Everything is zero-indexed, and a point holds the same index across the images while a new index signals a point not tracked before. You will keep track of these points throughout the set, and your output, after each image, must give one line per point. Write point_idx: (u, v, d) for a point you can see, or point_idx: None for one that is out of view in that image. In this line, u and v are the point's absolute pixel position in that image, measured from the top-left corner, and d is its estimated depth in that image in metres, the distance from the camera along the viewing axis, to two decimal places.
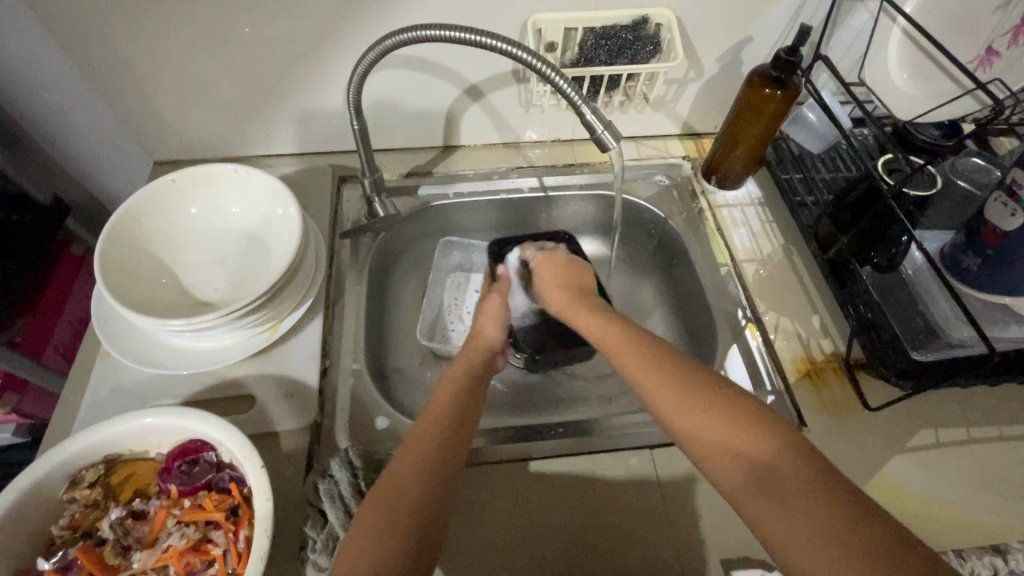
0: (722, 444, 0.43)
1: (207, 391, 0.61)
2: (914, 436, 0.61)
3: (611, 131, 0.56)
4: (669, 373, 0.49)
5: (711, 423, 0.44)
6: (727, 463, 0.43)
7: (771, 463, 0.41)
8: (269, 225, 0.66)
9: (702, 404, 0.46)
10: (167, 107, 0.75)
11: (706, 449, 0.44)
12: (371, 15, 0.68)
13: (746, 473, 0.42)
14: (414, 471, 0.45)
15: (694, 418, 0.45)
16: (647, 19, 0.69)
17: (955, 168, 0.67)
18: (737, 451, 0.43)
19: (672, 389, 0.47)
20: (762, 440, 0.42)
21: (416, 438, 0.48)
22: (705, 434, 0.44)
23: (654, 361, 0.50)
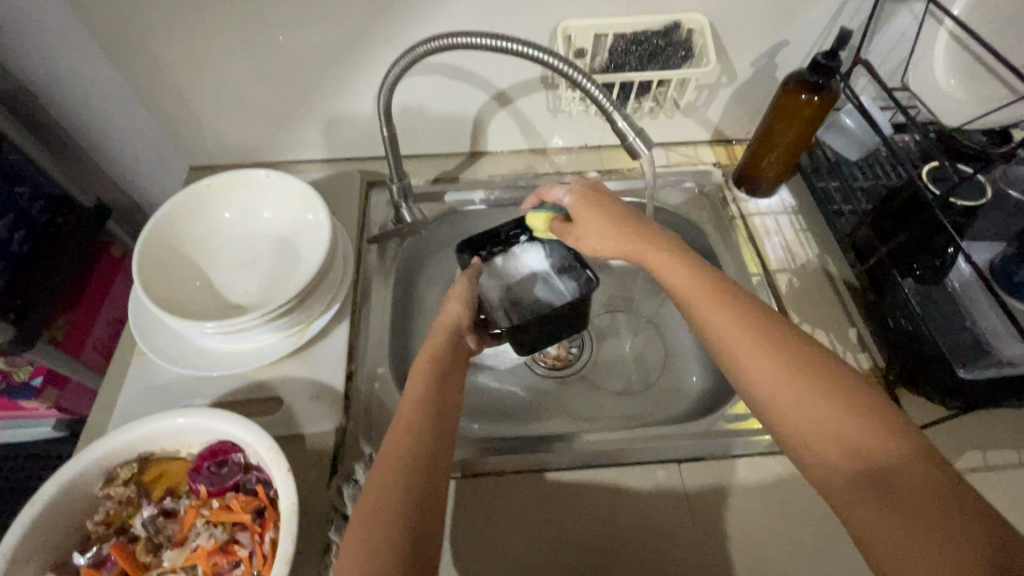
0: (815, 427, 0.40)
1: (235, 392, 0.62)
2: (959, 458, 0.58)
3: (643, 138, 0.55)
4: (764, 341, 0.45)
5: (808, 403, 0.41)
6: (821, 448, 0.40)
7: (870, 454, 0.38)
8: (299, 230, 0.67)
9: (792, 388, 0.42)
10: (204, 113, 0.78)
11: (799, 427, 0.41)
12: (401, 22, 0.68)
13: (838, 460, 0.39)
14: (406, 470, 0.43)
15: (786, 394, 0.42)
16: (679, 24, 0.68)
17: (1007, 177, 0.63)
18: (830, 438, 0.40)
19: (771, 364, 0.44)
20: (868, 430, 0.39)
21: (397, 433, 0.46)
22: (797, 413, 0.41)
23: (742, 326, 0.47)
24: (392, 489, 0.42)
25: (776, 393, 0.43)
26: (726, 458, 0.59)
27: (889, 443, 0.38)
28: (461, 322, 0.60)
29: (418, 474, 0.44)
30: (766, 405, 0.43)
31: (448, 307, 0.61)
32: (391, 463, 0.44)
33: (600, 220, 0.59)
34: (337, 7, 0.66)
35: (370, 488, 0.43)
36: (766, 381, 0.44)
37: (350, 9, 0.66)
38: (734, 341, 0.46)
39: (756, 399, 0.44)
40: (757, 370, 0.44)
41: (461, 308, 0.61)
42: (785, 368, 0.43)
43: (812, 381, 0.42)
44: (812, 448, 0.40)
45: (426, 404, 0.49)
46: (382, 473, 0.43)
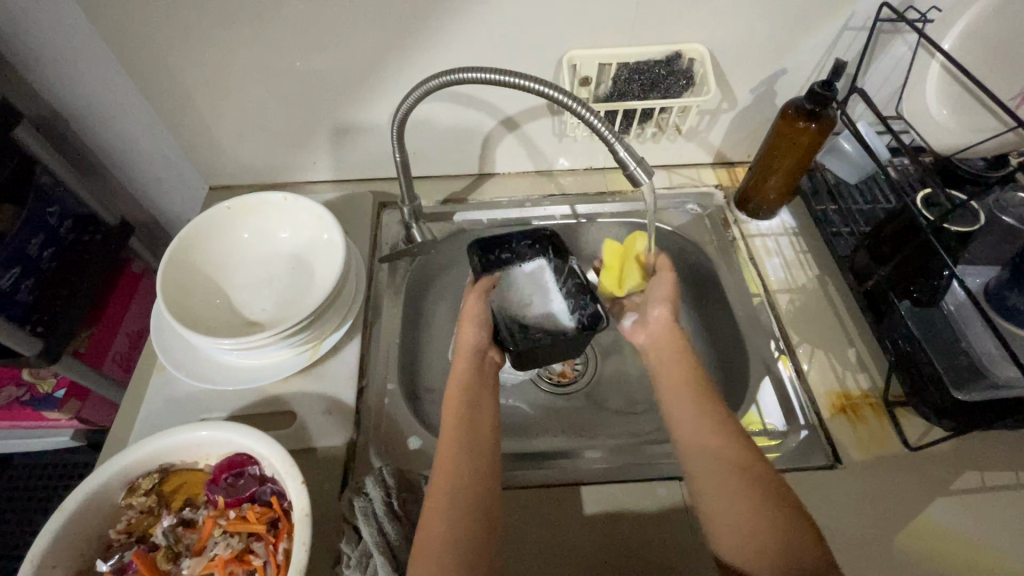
0: (738, 515, 0.48)
1: (251, 406, 0.64)
2: (958, 478, 0.59)
3: (644, 166, 0.57)
4: (716, 435, 0.53)
5: (738, 492, 0.49)
6: (738, 534, 0.47)
7: (779, 544, 0.45)
8: (314, 249, 0.70)
9: (731, 477, 0.50)
10: (225, 137, 0.81)
11: (722, 512, 0.49)
12: (414, 52, 0.72)
13: (752, 548, 0.46)
14: (465, 488, 0.49)
15: (722, 484, 0.50)
16: (679, 54, 0.71)
17: (999, 204, 0.64)
18: (749, 527, 0.47)
19: (719, 453, 0.52)
20: (777, 523, 0.46)
21: (449, 456, 0.51)
22: (724, 499, 0.49)
23: (702, 420, 0.55)
24: (456, 508, 0.47)
25: (716, 477, 0.51)
26: None
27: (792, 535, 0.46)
28: (481, 345, 0.63)
29: (474, 491, 0.49)
30: (706, 489, 0.51)
31: (465, 330, 0.63)
32: (446, 487, 0.49)
33: (668, 281, 0.69)
34: (352, 39, 0.70)
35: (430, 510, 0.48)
36: (710, 467, 0.51)
37: (365, 41, 0.70)
38: (692, 431, 0.54)
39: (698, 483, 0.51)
40: (705, 456, 0.52)
41: (473, 332, 0.63)
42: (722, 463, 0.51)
43: (745, 476, 0.50)
44: (730, 534, 0.48)
45: (465, 429, 0.54)
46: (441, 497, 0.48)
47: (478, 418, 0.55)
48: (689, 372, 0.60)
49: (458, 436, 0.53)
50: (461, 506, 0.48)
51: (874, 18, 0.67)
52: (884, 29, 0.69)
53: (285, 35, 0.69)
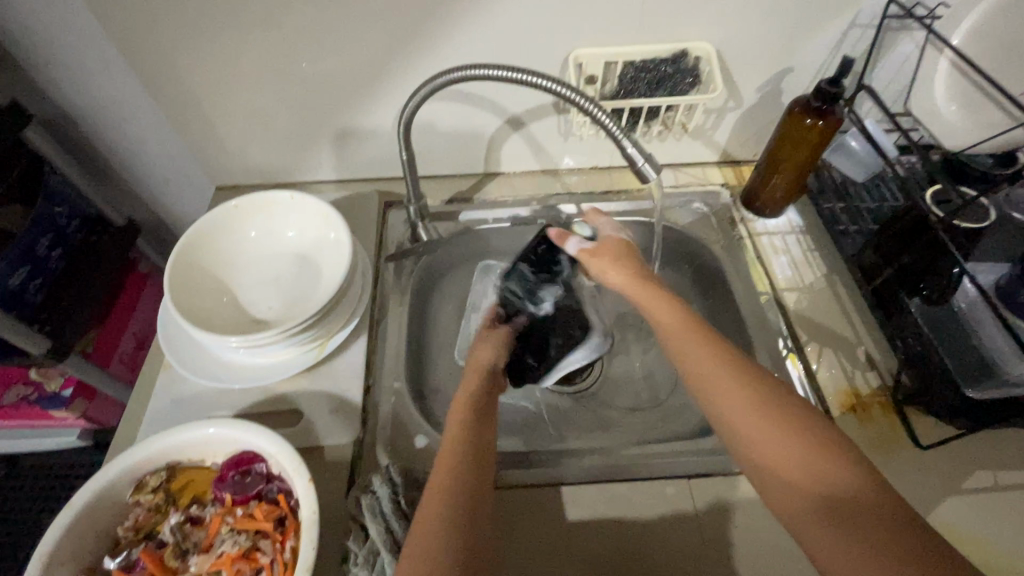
0: (778, 458, 0.45)
1: (258, 405, 0.64)
2: (969, 477, 0.58)
3: (652, 163, 0.57)
4: (733, 377, 0.49)
5: (771, 433, 0.46)
6: (774, 478, 0.45)
7: (823, 482, 0.43)
8: (321, 248, 0.70)
9: (758, 416, 0.47)
10: (233, 137, 0.81)
11: (756, 456, 0.46)
12: (421, 52, 0.72)
13: (794, 489, 0.44)
14: (456, 474, 0.48)
15: (753, 425, 0.47)
16: (686, 52, 0.70)
17: (1010, 202, 0.65)
18: (786, 466, 0.45)
19: (741, 395, 0.48)
20: (819, 459, 0.44)
21: (448, 450, 0.51)
22: (759, 442, 0.46)
23: (716, 361, 0.51)
24: (451, 489, 0.47)
25: (742, 424, 0.48)
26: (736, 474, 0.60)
27: (838, 471, 0.43)
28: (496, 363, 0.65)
29: (468, 479, 0.48)
30: (737, 435, 0.48)
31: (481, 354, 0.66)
32: (440, 473, 0.49)
33: (613, 265, 0.61)
34: (360, 39, 0.70)
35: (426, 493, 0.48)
36: (735, 413, 0.48)
37: (373, 40, 0.70)
38: (708, 378, 0.50)
39: (726, 429, 0.49)
40: (729, 400, 0.49)
41: (493, 355, 0.65)
42: (749, 405, 0.48)
43: (776, 416, 0.47)
44: (766, 479, 0.46)
45: (468, 425, 0.54)
46: (437, 480, 0.48)
47: (478, 417, 0.55)
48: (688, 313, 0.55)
49: (458, 432, 0.53)
50: (456, 490, 0.47)
51: (882, 14, 0.66)
52: (891, 27, 0.68)
53: (292, 35, 0.69)
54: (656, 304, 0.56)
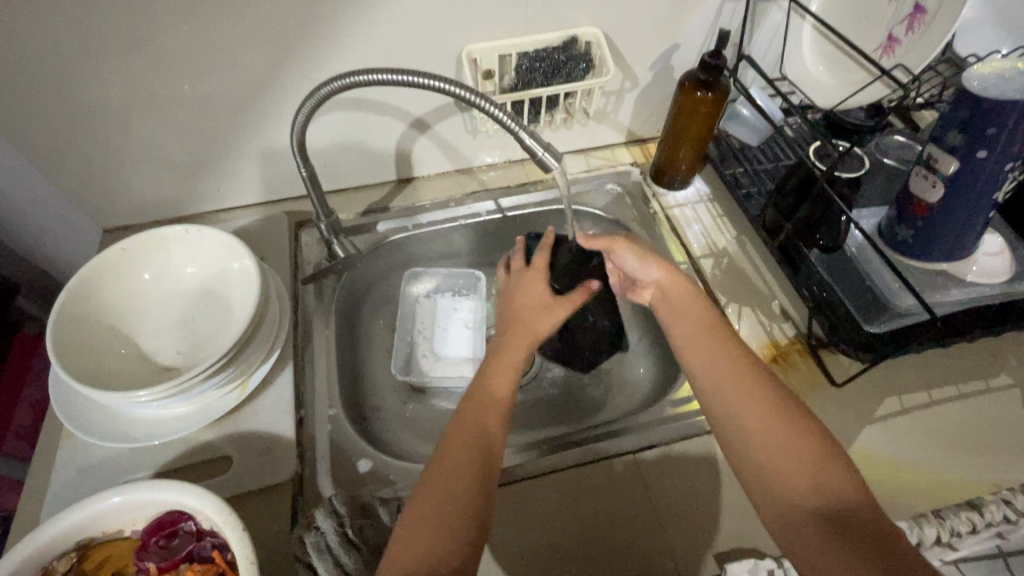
0: (779, 451, 0.47)
1: (178, 459, 0.59)
2: (880, 405, 0.64)
3: (551, 151, 0.58)
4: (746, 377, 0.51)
5: (777, 428, 0.48)
6: (775, 485, 0.46)
7: (822, 487, 0.45)
8: (226, 281, 0.65)
9: (767, 415, 0.49)
10: (111, 173, 0.74)
11: (756, 458, 0.48)
12: (305, 63, 0.69)
13: (792, 499, 0.45)
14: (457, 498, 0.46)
15: (758, 418, 0.49)
16: (576, 38, 0.71)
17: (880, 148, 0.71)
18: (787, 472, 0.46)
19: (754, 396, 0.50)
20: (819, 468, 0.45)
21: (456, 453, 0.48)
22: (766, 444, 0.48)
23: (732, 359, 0.53)
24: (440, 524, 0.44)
25: (748, 425, 0.49)
26: (674, 439, 0.63)
27: (833, 480, 0.45)
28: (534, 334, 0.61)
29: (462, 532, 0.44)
30: (741, 433, 0.49)
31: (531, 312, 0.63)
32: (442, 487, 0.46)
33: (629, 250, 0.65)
34: (239, 55, 0.66)
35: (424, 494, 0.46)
36: (743, 414, 0.50)
37: (250, 54, 0.66)
38: (724, 377, 0.52)
39: (732, 428, 0.50)
40: (739, 400, 0.50)
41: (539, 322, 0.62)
42: (759, 399, 0.50)
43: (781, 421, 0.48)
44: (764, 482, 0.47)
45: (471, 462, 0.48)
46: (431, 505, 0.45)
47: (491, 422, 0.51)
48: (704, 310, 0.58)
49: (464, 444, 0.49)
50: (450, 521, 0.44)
51: None
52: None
53: (158, 55, 0.63)
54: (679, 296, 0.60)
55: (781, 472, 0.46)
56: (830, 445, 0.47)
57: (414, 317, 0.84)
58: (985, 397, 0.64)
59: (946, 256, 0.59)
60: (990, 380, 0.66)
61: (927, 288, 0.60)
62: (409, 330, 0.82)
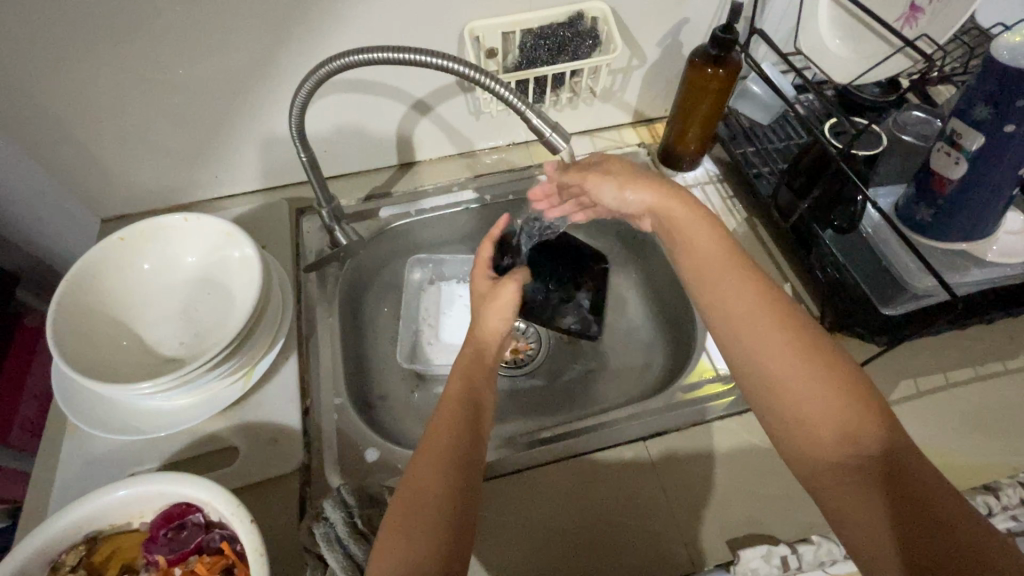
0: (797, 395, 0.44)
1: (184, 451, 0.58)
2: (895, 388, 0.62)
3: (559, 132, 0.56)
4: (766, 317, 0.48)
5: (797, 370, 0.45)
6: (798, 434, 0.44)
7: (847, 432, 0.42)
8: (228, 270, 0.64)
9: (785, 356, 0.46)
10: (108, 161, 0.72)
11: (774, 403, 0.46)
12: (303, 43, 0.66)
13: (813, 447, 0.43)
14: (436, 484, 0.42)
15: (775, 360, 0.46)
16: (582, 14, 0.69)
17: (898, 124, 0.69)
18: (807, 419, 0.44)
19: (770, 339, 0.47)
20: (842, 414, 0.42)
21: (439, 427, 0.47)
22: (786, 388, 0.45)
23: (746, 296, 0.49)
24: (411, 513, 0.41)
25: (763, 369, 0.47)
26: (686, 425, 0.62)
27: (859, 425, 0.42)
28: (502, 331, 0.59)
29: (447, 496, 0.42)
30: (758, 379, 0.47)
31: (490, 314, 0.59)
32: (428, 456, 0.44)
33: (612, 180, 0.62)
34: (235, 36, 0.63)
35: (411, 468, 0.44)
36: (761, 356, 0.47)
37: (245, 35, 0.64)
38: (737, 318, 0.49)
39: (750, 372, 0.48)
40: (756, 343, 0.47)
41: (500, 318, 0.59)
42: (777, 337, 0.47)
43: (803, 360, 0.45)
44: (785, 429, 0.45)
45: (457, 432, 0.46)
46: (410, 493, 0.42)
47: (472, 395, 0.50)
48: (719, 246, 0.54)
49: (450, 424, 0.47)
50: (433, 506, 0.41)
51: None
52: None
53: (151, 37, 0.61)
54: (694, 231, 0.56)
55: (803, 417, 0.44)
56: (856, 387, 0.43)
57: (417, 304, 0.83)
58: (1002, 379, 0.63)
59: (964, 235, 0.57)
60: (1007, 361, 0.64)
61: (947, 270, 0.58)
62: (411, 315, 0.82)
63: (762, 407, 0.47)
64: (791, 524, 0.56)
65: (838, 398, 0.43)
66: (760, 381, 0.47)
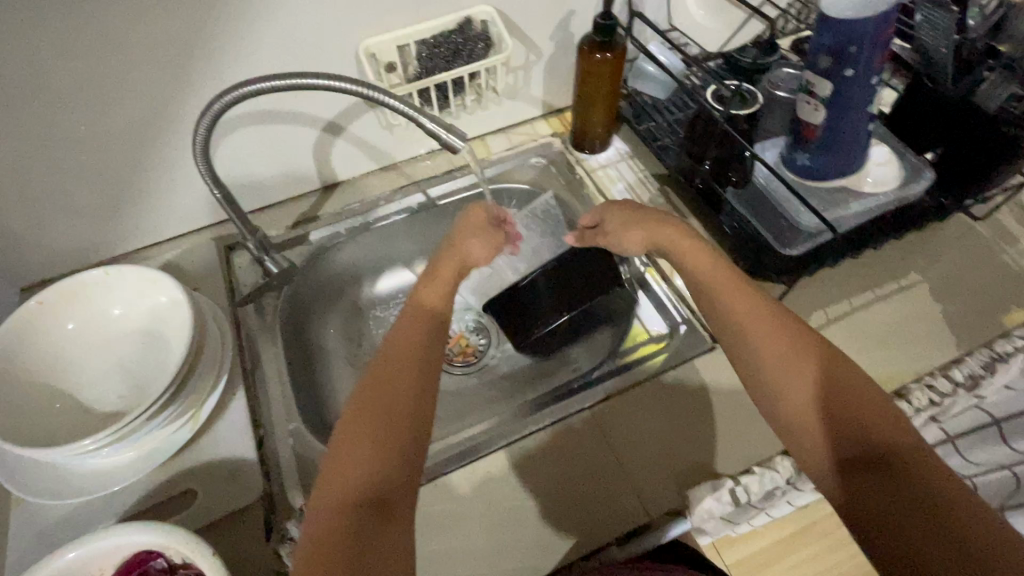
0: (805, 404, 0.48)
1: (141, 503, 0.58)
2: (809, 320, 0.68)
3: (455, 132, 0.58)
4: (766, 335, 0.51)
5: (807, 384, 0.48)
6: (805, 441, 0.48)
7: (855, 439, 0.45)
8: (158, 316, 0.64)
9: (798, 371, 0.49)
10: (15, 228, 0.70)
11: (784, 411, 0.49)
12: (202, 82, 0.67)
13: (822, 451, 0.46)
14: (399, 406, 0.47)
15: (788, 375, 0.49)
16: (471, 19, 0.72)
17: (771, 82, 0.73)
18: (813, 427, 0.47)
19: (783, 355, 0.50)
20: (852, 423, 0.46)
21: (388, 367, 0.50)
22: (796, 399, 0.48)
23: (758, 315, 0.53)
24: (359, 436, 0.46)
25: (775, 381, 0.50)
26: (628, 386, 0.65)
27: (871, 433, 0.45)
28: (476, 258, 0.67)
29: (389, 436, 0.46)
30: (767, 391, 0.50)
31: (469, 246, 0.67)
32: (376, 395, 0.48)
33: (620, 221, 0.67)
34: (129, 84, 0.63)
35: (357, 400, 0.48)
36: (770, 371, 0.50)
37: (139, 81, 0.64)
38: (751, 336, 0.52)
39: (760, 384, 0.51)
40: (771, 360, 0.50)
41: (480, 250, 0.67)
42: (792, 354, 0.50)
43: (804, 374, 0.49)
44: (794, 434, 0.49)
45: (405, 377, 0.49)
46: (365, 412, 0.47)
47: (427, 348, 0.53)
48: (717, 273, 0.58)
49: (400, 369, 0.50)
50: (387, 426, 0.46)
51: None
52: None
53: (41, 96, 0.60)
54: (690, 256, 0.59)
55: (810, 423, 0.48)
56: (868, 400, 0.46)
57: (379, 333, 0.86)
58: (900, 296, 0.70)
59: (844, 170, 0.63)
60: (901, 280, 0.71)
61: (831, 206, 0.64)
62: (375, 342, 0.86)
63: (773, 413, 0.50)
64: (734, 459, 0.60)
65: (848, 409, 0.46)
66: (769, 392, 0.50)
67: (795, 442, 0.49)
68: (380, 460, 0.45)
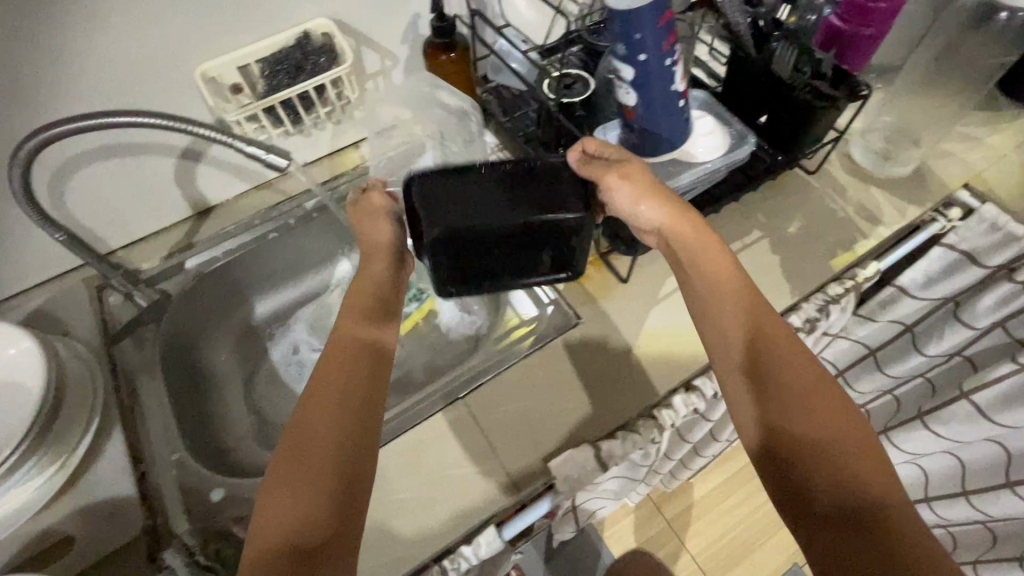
0: (816, 427, 0.46)
1: (16, 559, 0.57)
2: (664, 285, 0.73)
3: (275, 152, 0.60)
4: (792, 344, 0.49)
5: (826, 406, 0.46)
6: (807, 456, 0.45)
7: (857, 475, 0.43)
8: (11, 367, 0.62)
9: (818, 393, 0.47)
10: None
11: (794, 422, 0.46)
12: (29, 125, 0.65)
13: (819, 476, 0.44)
14: (333, 470, 0.43)
15: (807, 392, 0.47)
16: (308, 33, 0.73)
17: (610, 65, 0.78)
18: (824, 449, 0.45)
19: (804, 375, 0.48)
20: (857, 457, 0.44)
21: (319, 412, 0.45)
22: (812, 415, 0.46)
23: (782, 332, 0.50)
24: (295, 501, 0.42)
25: (794, 393, 0.47)
26: (501, 368, 0.68)
27: (870, 472, 0.44)
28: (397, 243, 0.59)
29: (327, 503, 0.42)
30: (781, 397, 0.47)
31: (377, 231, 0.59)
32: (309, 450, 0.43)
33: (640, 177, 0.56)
34: None
35: (292, 450, 0.44)
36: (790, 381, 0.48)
37: None
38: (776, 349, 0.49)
39: (773, 389, 0.48)
40: (795, 373, 0.48)
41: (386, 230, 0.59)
42: (814, 376, 0.48)
43: (819, 397, 0.47)
44: (792, 448, 0.46)
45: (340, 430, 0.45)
46: (301, 468, 0.43)
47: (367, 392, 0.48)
48: (739, 277, 0.53)
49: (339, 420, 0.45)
50: (324, 480, 0.42)
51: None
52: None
53: None
54: (709, 255, 0.54)
55: (818, 442, 0.45)
56: (871, 442, 0.45)
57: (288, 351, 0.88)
58: (745, 252, 0.75)
59: (676, 143, 0.67)
60: (746, 238, 0.77)
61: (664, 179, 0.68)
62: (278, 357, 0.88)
63: (775, 420, 0.47)
64: (599, 425, 0.64)
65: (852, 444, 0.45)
66: (779, 399, 0.47)
67: (788, 452, 0.46)
68: (317, 524, 0.41)
